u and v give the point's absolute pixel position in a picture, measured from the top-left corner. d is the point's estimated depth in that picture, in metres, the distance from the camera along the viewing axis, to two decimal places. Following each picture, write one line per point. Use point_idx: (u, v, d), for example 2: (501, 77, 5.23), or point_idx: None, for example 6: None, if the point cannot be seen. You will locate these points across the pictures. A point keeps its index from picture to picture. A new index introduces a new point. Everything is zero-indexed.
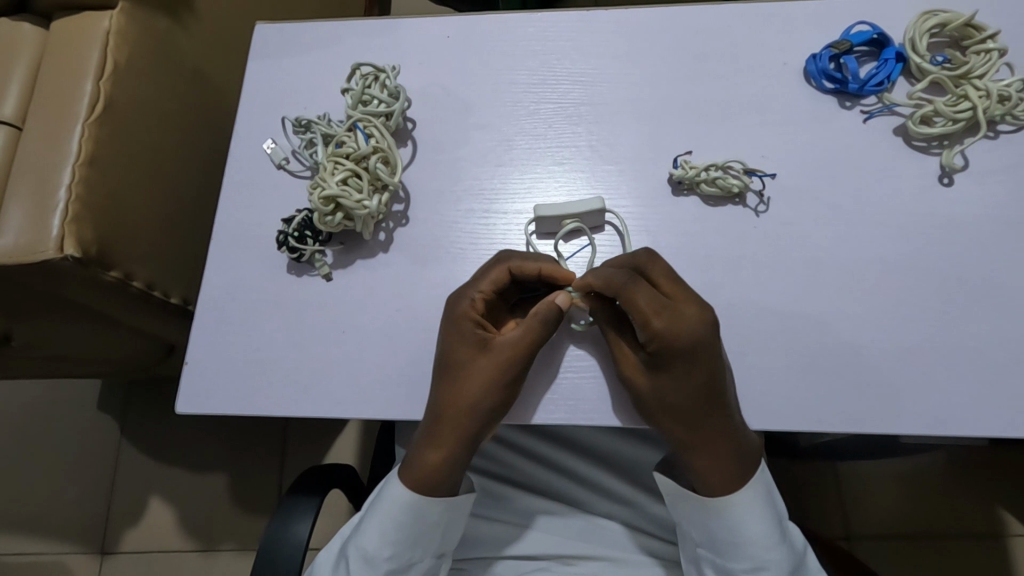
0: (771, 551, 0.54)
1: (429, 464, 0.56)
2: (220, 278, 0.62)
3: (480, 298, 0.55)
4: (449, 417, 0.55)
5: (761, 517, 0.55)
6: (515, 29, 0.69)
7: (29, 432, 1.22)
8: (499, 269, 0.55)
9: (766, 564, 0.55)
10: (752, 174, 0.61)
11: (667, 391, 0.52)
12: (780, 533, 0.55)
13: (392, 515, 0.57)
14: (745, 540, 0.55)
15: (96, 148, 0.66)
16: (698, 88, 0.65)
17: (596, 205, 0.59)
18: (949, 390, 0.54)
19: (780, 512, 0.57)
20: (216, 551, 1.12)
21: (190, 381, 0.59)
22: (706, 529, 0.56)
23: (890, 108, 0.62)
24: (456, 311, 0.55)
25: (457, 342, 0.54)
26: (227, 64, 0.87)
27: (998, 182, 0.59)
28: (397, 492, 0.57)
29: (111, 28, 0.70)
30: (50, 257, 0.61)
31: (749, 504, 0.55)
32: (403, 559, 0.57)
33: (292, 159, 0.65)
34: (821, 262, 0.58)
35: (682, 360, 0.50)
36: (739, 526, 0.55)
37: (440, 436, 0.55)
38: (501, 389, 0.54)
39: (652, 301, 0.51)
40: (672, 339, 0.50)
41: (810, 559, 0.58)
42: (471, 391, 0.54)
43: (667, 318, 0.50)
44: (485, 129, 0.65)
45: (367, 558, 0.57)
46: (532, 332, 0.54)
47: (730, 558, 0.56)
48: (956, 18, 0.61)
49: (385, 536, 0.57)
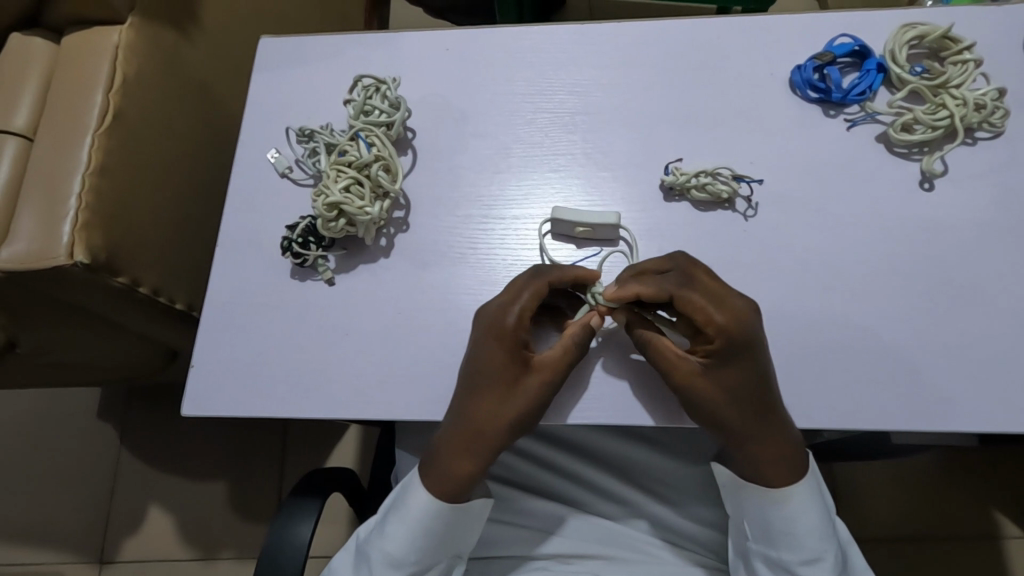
0: (826, 543, 0.56)
1: (465, 475, 0.57)
2: (227, 283, 0.64)
3: (524, 314, 0.55)
4: (485, 430, 0.55)
5: (816, 509, 0.57)
6: (511, 43, 0.71)
7: (30, 441, 1.23)
8: (543, 285, 0.56)
9: (821, 556, 0.56)
10: (741, 180, 0.63)
11: (729, 384, 0.53)
12: (831, 528, 0.58)
13: (419, 521, 0.58)
14: (802, 530, 0.56)
15: (105, 157, 0.68)
16: (688, 98, 0.67)
17: (611, 219, 0.61)
18: (933, 388, 0.56)
19: (830, 509, 0.59)
20: (216, 560, 1.13)
21: (197, 384, 0.61)
22: (761, 519, 0.58)
23: (872, 117, 0.64)
24: (502, 327, 0.55)
25: (502, 358, 0.55)
26: (231, 78, 0.89)
27: (977, 187, 0.62)
28: (423, 499, 0.58)
29: (120, 43, 0.73)
30: (61, 264, 0.63)
31: (805, 495, 0.57)
32: (426, 562, 0.59)
33: (295, 168, 0.67)
34: (808, 265, 0.60)
35: (742, 348, 0.52)
36: (797, 516, 0.57)
37: (475, 448, 0.56)
38: (540, 406, 0.55)
39: (707, 298, 0.53)
40: (736, 329, 0.52)
41: (857, 558, 0.60)
42: (513, 407, 0.55)
43: (723, 309, 0.52)
44: (483, 138, 0.67)
45: (393, 562, 0.58)
46: (576, 350, 0.55)
47: (784, 549, 0.58)
48: (933, 31, 0.64)
49: (411, 542, 0.58)
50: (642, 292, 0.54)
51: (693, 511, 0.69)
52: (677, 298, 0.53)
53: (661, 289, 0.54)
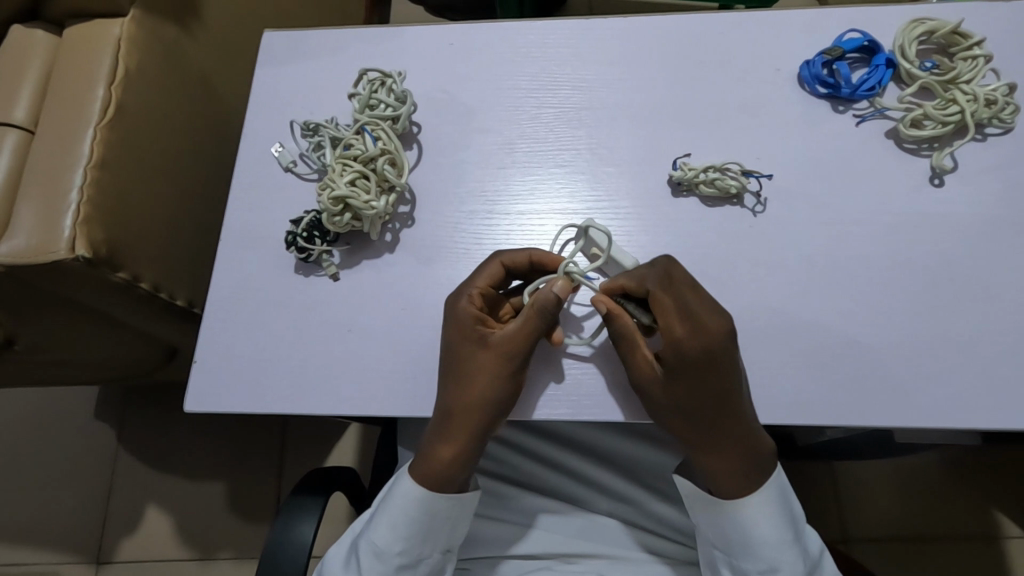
0: (785, 554, 0.55)
1: (441, 460, 0.56)
2: (230, 279, 0.63)
3: (478, 294, 0.56)
4: (460, 412, 0.55)
5: (775, 516, 0.55)
6: (518, 37, 0.70)
7: (28, 440, 1.21)
8: (493, 264, 0.57)
9: (778, 566, 0.55)
10: (749, 175, 0.62)
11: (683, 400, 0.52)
12: (795, 536, 0.56)
13: (403, 510, 0.57)
14: (758, 541, 0.55)
15: (106, 151, 0.67)
16: (695, 94, 0.67)
17: (629, 262, 0.59)
18: (943, 385, 0.56)
19: (795, 514, 0.57)
20: (215, 560, 1.12)
21: (198, 381, 0.60)
22: (719, 530, 0.57)
23: (881, 112, 0.64)
24: (455, 308, 0.56)
25: (460, 338, 0.56)
26: (233, 72, 0.88)
27: (985, 184, 0.61)
28: (408, 488, 0.57)
29: (122, 36, 0.72)
30: (61, 258, 0.62)
31: (760, 505, 0.55)
32: (411, 555, 0.58)
33: (299, 162, 0.67)
34: (817, 261, 0.60)
35: (693, 367, 0.51)
36: (751, 526, 0.55)
37: (450, 429, 0.55)
38: (506, 381, 0.55)
39: (679, 306, 0.51)
40: (688, 348, 0.51)
41: (826, 562, 0.58)
42: (479, 385, 0.54)
43: (688, 325, 0.51)
44: (487, 133, 0.67)
45: (377, 553, 0.57)
46: (529, 320, 0.54)
47: (743, 558, 0.56)
48: (943, 26, 0.64)
49: (396, 532, 0.57)
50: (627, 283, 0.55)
51: None
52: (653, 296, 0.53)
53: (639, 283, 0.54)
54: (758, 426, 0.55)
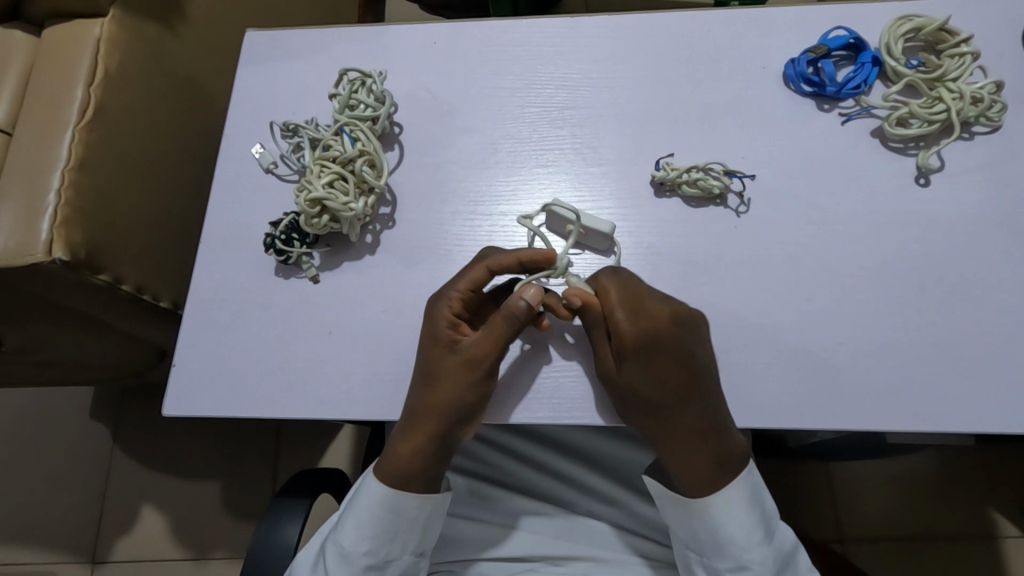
0: (754, 551, 0.54)
1: (402, 459, 0.56)
2: (209, 281, 0.63)
3: (458, 298, 0.56)
4: (422, 412, 0.55)
5: (747, 513, 0.54)
6: (501, 35, 0.70)
7: (21, 440, 1.22)
8: (479, 269, 0.56)
9: (749, 563, 0.54)
10: (733, 175, 0.62)
11: (641, 390, 0.53)
12: (766, 532, 0.55)
13: (369, 509, 0.57)
14: (729, 540, 0.54)
15: (86, 152, 0.67)
16: (680, 93, 0.66)
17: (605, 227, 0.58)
18: (929, 387, 0.55)
19: (766, 511, 0.56)
20: (208, 559, 1.12)
21: (179, 383, 0.60)
22: (689, 530, 0.56)
23: (868, 111, 0.63)
24: (433, 309, 0.56)
25: (430, 339, 0.56)
26: (217, 72, 0.88)
27: (974, 182, 0.61)
28: (374, 488, 0.57)
29: (102, 36, 0.72)
30: (39, 260, 0.61)
31: (730, 503, 0.54)
32: (379, 555, 0.57)
33: (280, 163, 0.66)
34: (801, 262, 0.59)
35: (642, 352, 0.53)
36: (721, 524, 0.54)
37: (411, 428, 0.56)
38: (469, 387, 0.55)
39: (624, 295, 0.54)
40: (632, 331, 0.53)
41: (800, 558, 0.57)
42: (443, 391, 0.54)
43: (631, 312, 0.53)
44: (470, 133, 0.66)
45: (343, 554, 0.57)
46: (498, 330, 0.54)
47: (715, 557, 0.56)
48: (930, 23, 0.63)
49: (362, 531, 0.57)
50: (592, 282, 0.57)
51: None
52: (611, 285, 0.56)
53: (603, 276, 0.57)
54: (729, 423, 0.54)
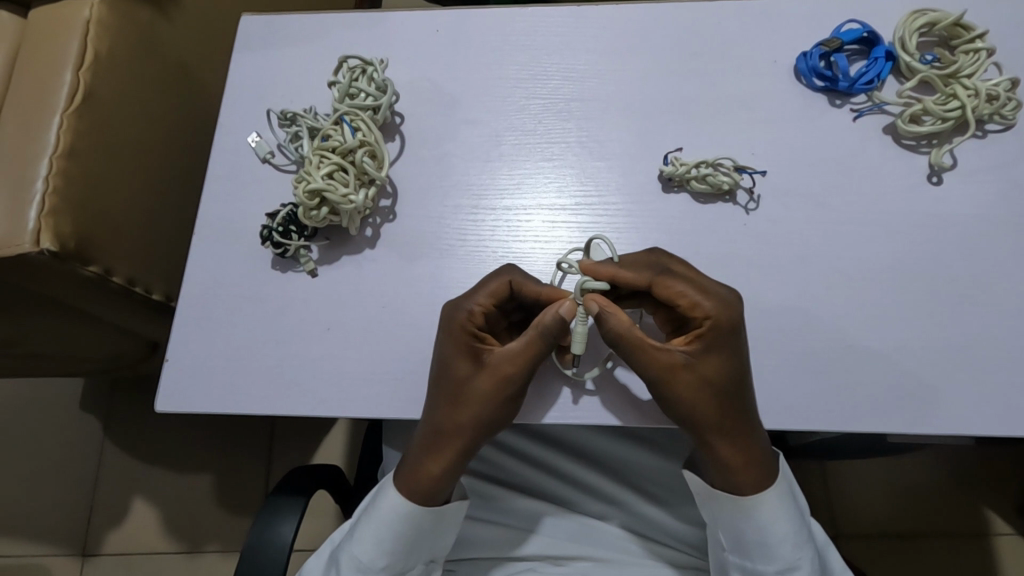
0: (800, 550, 0.54)
1: (427, 476, 0.55)
2: (203, 273, 0.61)
3: (478, 309, 0.54)
4: (447, 428, 0.54)
5: (789, 514, 0.54)
6: (504, 24, 0.68)
7: (9, 431, 1.19)
8: (499, 280, 0.54)
9: (796, 564, 0.54)
10: (742, 171, 0.60)
11: (711, 375, 0.51)
12: (807, 530, 0.55)
13: (388, 524, 0.55)
14: (774, 542, 0.54)
15: (75, 139, 0.65)
16: (688, 86, 0.64)
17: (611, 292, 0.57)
18: (939, 388, 0.54)
19: (801, 510, 0.56)
20: (201, 552, 1.10)
21: (172, 378, 0.58)
22: (732, 528, 0.56)
23: (879, 107, 0.62)
24: (452, 322, 0.54)
25: (455, 355, 0.54)
26: (209, 58, 0.86)
27: (985, 182, 0.60)
28: (392, 502, 0.55)
29: (91, 19, 0.70)
30: (26, 251, 0.60)
31: (778, 505, 0.54)
32: (396, 567, 0.57)
33: (277, 153, 0.64)
34: (809, 259, 0.58)
35: (729, 338, 0.51)
36: (768, 525, 0.54)
37: (439, 444, 0.54)
38: (501, 401, 0.53)
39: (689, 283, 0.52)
40: (717, 319, 0.51)
41: (830, 553, 0.58)
42: (470, 407, 0.53)
43: (707, 296, 0.52)
44: (474, 125, 0.65)
45: (360, 568, 0.56)
46: (530, 344, 0.52)
47: (760, 560, 0.55)
48: (945, 18, 0.62)
49: (379, 546, 0.56)
50: (622, 275, 0.54)
51: (685, 511, 0.67)
52: (656, 286, 0.53)
53: (641, 275, 0.54)
54: (757, 427, 0.53)
